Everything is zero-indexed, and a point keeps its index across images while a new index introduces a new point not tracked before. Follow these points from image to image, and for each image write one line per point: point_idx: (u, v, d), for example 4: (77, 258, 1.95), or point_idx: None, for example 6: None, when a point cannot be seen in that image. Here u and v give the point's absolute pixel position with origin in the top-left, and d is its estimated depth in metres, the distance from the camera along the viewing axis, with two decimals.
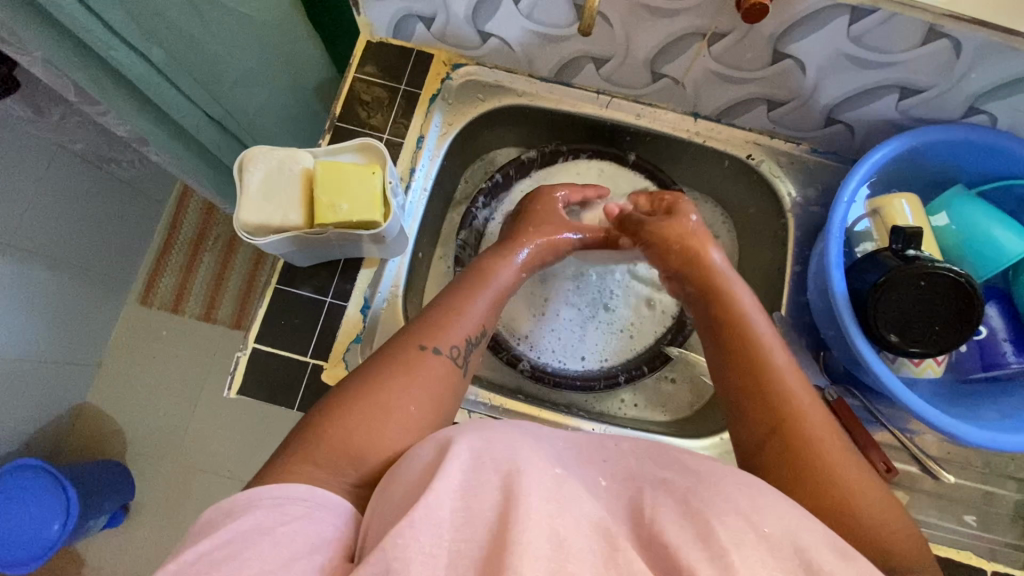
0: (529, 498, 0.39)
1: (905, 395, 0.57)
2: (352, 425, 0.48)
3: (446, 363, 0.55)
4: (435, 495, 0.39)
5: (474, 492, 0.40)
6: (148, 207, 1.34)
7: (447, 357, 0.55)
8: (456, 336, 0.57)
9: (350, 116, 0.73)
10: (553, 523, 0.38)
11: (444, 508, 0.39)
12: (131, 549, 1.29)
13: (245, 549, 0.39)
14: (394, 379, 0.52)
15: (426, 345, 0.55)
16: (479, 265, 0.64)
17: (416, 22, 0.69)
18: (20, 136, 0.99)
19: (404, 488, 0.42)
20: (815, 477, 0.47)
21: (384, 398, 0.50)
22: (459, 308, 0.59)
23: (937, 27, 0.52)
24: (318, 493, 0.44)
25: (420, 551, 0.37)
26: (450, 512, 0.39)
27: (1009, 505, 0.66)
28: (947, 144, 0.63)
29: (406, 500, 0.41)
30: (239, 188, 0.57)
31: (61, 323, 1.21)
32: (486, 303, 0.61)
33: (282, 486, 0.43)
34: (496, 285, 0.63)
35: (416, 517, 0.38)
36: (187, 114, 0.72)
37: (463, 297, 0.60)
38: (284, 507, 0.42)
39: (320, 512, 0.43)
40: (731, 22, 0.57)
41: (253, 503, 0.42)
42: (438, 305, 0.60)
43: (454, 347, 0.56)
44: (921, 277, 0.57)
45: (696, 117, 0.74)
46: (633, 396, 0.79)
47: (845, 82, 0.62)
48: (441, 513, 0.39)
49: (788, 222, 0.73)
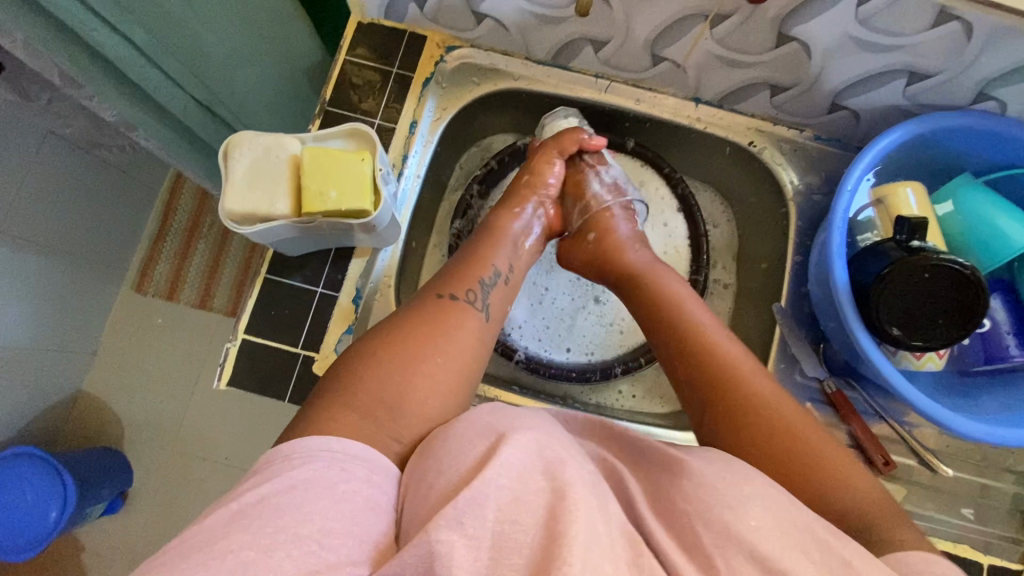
0: (554, 497, 0.39)
1: (907, 389, 0.56)
2: (389, 376, 0.50)
3: (473, 313, 0.59)
4: (487, 477, 0.40)
5: (524, 479, 0.41)
6: (140, 193, 1.32)
7: (473, 305, 0.59)
8: (479, 281, 0.61)
9: (341, 100, 0.70)
10: (583, 512, 0.38)
11: (491, 494, 0.39)
12: (129, 536, 1.29)
13: (307, 503, 0.39)
14: (425, 332, 0.54)
15: (450, 294, 0.59)
16: (491, 222, 0.68)
17: (408, 2, 0.67)
18: (6, 120, 0.97)
19: (439, 475, 0.42)
20: (785, 448, 0.48)
21: (416, 352, 0.53)
22: (481, 257, 0.64)
23: (948, 9, 0.50)
24: (374, 455, 0.45)
25: (463, 536, 0.37)
26: (496, 496, 0.39)
27: (1006, 498, 0.66)
28: (954, 131, 0.62)
29: (443, 490, 0.41)
30: (224, 175, 0.55)
31: (55, 311, 1.20)
32: (506, 253, 0.66)
33: (342, 440, 0.45)
34: (513, 236, 0.67)
35: (463, 500, 0.38)
36: (173, 98, 0.70)
37: (485, 246, 0.65)
38: (344, 464, 0.43)
39: (377, 476, 0.44)
40: (734, 3, 0.55)
41: (314, 454, 0.43)
42: (461, 259, 0.64)
43: (477, 295, 0.60)
44: (926, 268, 0.56)
45: (697, 102, 0.72)
46: (631, 388, 0.78)
47: (851, 66, 0.60)
48: (486, 495, 0.39)
49: (790, 211, 0.72)
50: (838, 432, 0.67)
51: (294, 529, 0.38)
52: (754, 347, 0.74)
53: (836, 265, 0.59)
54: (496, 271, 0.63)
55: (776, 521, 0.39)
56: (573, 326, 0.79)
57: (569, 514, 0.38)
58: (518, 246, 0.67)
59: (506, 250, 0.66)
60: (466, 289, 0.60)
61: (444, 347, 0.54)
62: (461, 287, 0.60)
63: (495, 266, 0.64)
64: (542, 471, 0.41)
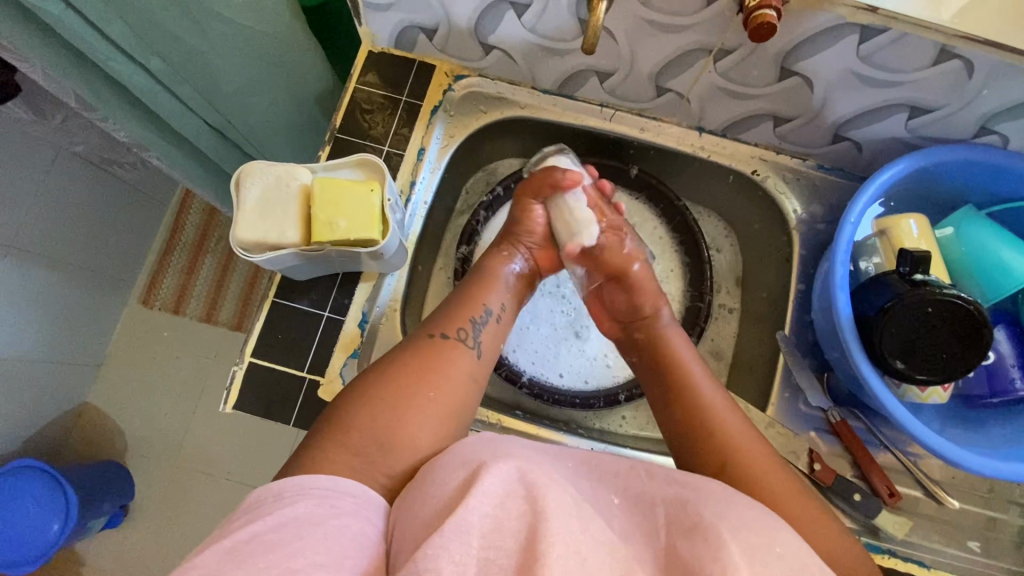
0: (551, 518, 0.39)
1: (913, 425, 0.56)
2: (377, 414, 0.51)
3: (466, 352, 0.59)
4: (470, 503, 0.40)
5: (504, 505, 0.41)
6: (150, 209, 1.34)
7: (464, 344, 0.60)
8: (470, 320, 0.61)
9: (350, 126, 0.72)
10: (565, 533, 0.39)
11: (474, 519, 0.40)
12: (130, 551, 1.29)
13: (298, 538, 0.40)
14: (417, 371, 0.55)
15: (441, 333, 0.59)
16: (482, 263, 0.68)
17: (418, 33, 0.68)
18: (23, 139, 0.99)
19: (430, 504, 0.43)
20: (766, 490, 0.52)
21: (410, 388, 0.54)
22: (474, 296, 0.64)
23: (949, 48, 0.51)
24: (364, 491, 0.46)
25: (450, 561, 0.37)
26: (479, 521, 0.40)
27: (1013, 531, 0.65)
28: (954, 166, 0.62)
29: (432, 517, 0.42)
30: (236, 205, 0.56)
31: (63, 324, 1.21)
32: (499, 292, 0.66)
33: (331, 477, 0.46)
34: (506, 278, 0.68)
35: (448, 526, 0.39)
36: (185, 122, 0.72)
37: (477, 286, 0.65)
38: (332, 501, 0.44)
39: (365, 510, 0.45)
40: (737, 38, 0.56)
41: (302, 492, 0.44)
42: (454, 298, 0.64)
43: (469, 333, 0.61)
44: (929, 304, 0.56)
45: (700, 131, 0.73)
46: (634, 413, 0.78)
47: (853, 99, 0.61)
48: (471, 522, 0.39)
49: (793, 239, 0.72)
50: (842, 462, 0.66)
51: (288, 564, 0.38)
52: (758, 373, 0.74)
53: (839, 298, 0.59)
54: (488, 310, 0.64)
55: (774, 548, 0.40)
56: (570, 351, 0.79)
57: (555, 539, 0.38)
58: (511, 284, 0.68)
59: (500, 290, 0.66)
60: (457, 328, 0.60)
61: (437, 387, 0.55)
62: (452, 326, 0.60)
63: (488, 305, 0.64)
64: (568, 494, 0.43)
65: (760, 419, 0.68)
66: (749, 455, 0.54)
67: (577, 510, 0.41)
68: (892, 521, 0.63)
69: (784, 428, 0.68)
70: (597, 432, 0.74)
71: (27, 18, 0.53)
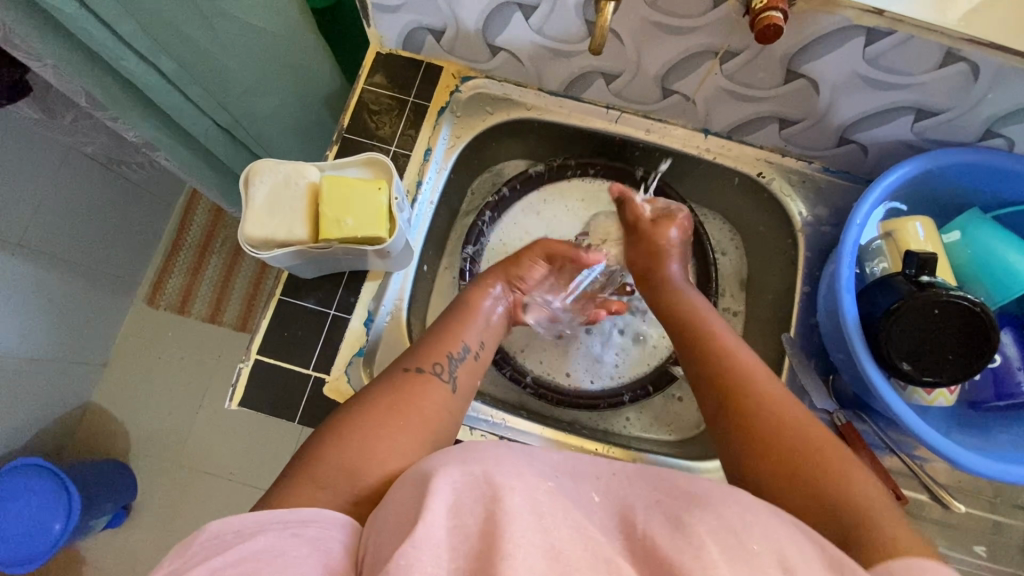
0: (520, 518, 0.38)
1: (918, 426, 0.55)
2: (346, 444, 0.48)
3: (440, 386, 0.57)
4: (430, 515, 0.38)
5: (466, 512, 0.40)
6: (157, 209, 1.35)
7: (440, 378, 0.57)
8: (446, 355, 0.59)
9: (358, 126, 0.72)
10: (537, 536, 0.38)
11: (440, 529, 0.38)
12: (131, 550, 1.29)
13: (258, 569, 0.37)
14: (387, 405, 0.52)
15: (415, 367, 0.57)
16: (461, 300, 0.67)
17: (426, 34, 0.69)
18: (33, 138, 1.00)
19: (398, 510, 0.41)
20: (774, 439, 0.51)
21: (379, 421, 0.51)
22: (452, 332, 0.62)
23: (955, 51, 0.51)
24: (325, 513, 0.43)
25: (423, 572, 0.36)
26: (446, 534, 0.38)
27: (1018, 536, 0.65)
28: (960, 168, 0.62)
29: (398, 524, 0.40)
30: (244, 202, 0.57)
31: (69, 323, 1.22)
32: (477, 328, 0.64)
33: (293, 508, 0.43)
34: (486, 314, 0.66)
35: (416, 538, 0.37)
36: (194, 121, 0.73)
37: (454, 322, 0.64)
38: (295, 529, 0.41)
39: (329, 531, 0.42)
40: (743, 41, 0.57)
41: (261, 524, 0.41)
42: (431, 333, 0.62)
43: (444, 367, 0.58)
44: (936, 304, 0.56)
45: (705, 134, 0.73)
46: (639, 415, 0.78)
47: (859, 102, 0.61)
48: (438, 535, 0.38)
49: (798, 241, 0.72)
50: None
51: None
52: None
53: (845, 299, 0.59)
54: (466, 346, 0.62)
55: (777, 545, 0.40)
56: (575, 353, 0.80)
57: (523, 548, 0.36)
58: (490, 322, 0.66)
59: (479, 326, 0.65)
60: (433, 362, 0.58)
61: (409, 418, 0.52)
62: (427, 360, 0.58)
63: (466, 342, 0.62)
64: (544, 488, 0.42)
65: None
66: (778, 404, 0.54)
67: (546, 504, 0.40)
68: None
69: None
70: (601, 433, 0.74)
71: (40, 16, 0.54)
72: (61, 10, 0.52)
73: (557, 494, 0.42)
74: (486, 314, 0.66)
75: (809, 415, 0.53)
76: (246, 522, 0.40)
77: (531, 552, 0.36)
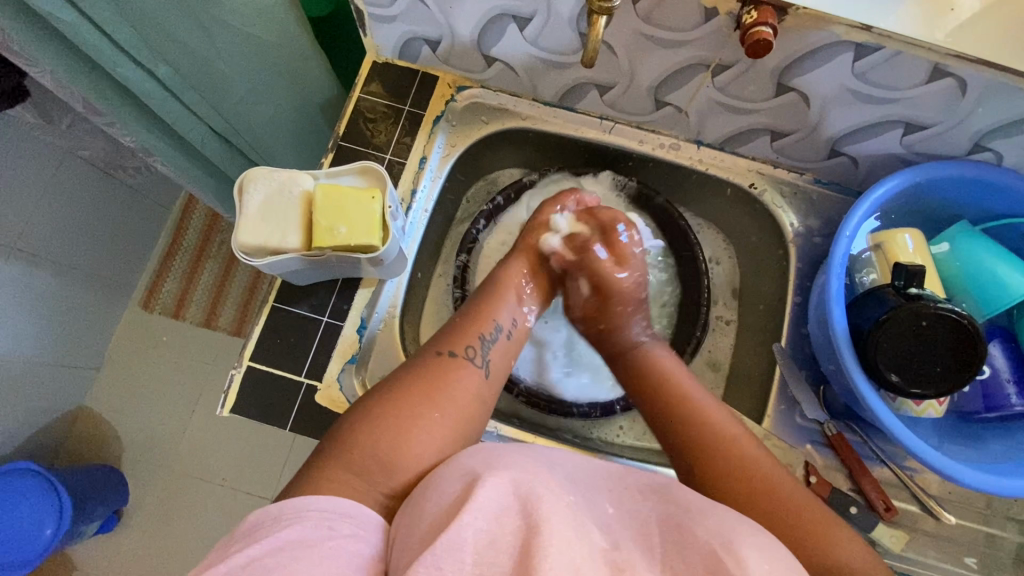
0: (549, 525, 0.40)
1: (907, 437, 0.56)
2: (381, 434, 0.50)
3: (474, 371, 0.58)
4: (463, 519, 0.40)
5: (499, 519, 0.41)
6: (153, 214, 1.35)
7: (473, 363, 0.58)
8: (478, 338, 0.60)
9: (353, 134, 0.73)
10: (562, 547, 0.39)
11: (471, 532, 0.40)
12: (122, 556, 1.28)
13: (293, 562, 0.38)
14: (422, 391, 0.54)
15: (449, 350, 0.58)
16: (493, 276, 0.68)
17: (422, 45, 0.70)
18: (30, 142, 1.00)
19: (427, 514, 0.42)
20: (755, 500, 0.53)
21: (414, 408, 0.52)
22: (483, 313, 0.63)
23: (942, 66, 0.52)
24: (361, 511, 0.45)
25: None
26: (474, 537, 0.40)
27: (1009, 548, 0.65)
28: (949, 182, 0.63)
29: (427, 527, 0.41)
30: (238, 210, 0.57)
31: (63, 326, 1.22)
32: (509, 308, 0.65)
33: (330, 498, 0.44)
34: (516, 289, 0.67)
35: (443, 543, 0.39)
36: (191, 127, 0.73)
37: (488, 302, 0.64)
38: (330, 522, 0.43)
39: (363, 530, 0.44)
40: (735, 55, 0.57)
41: (300, 513, 0.42)
42: (463, 315, 0.63)
43: (477, 351, 0.60)
44: (924, 317, 0.57)
45: (698, 144, 0.74)
46: (631, 423, 0.78)
47: (850, 115, 0.61)
48: (465, 538, 0.39)
49: (790, 252, 0.73)
50: (839, 475, 0.66)
51: None
52: (755, 385, 0.74)
53: (835, 310, 0.59)
54: (497, 328, 0.63)
55: (761, 554, 0.41)
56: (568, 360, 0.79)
57: (554, 561, 0.38)
58: (522, 301, 0.67)
59: (510, 304, 0.66)
60: (465, 345, 0.59)
61: (442, 404, 0.54)
62: (460, 343, 0.59)
63: (497, 322, 0.63)
64: (564, 501, 0.43)
65: (757, 431, 0.68)
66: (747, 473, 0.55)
67: (572, 517, 0.42)
68: (889, 533, 0.63)
69: (780, 441, 0.68)
70: (594, 443, 0.73)
71: (37, 23, 0.54)
72: (59, 17, 0.52)
73: (576, 509, 0.43)
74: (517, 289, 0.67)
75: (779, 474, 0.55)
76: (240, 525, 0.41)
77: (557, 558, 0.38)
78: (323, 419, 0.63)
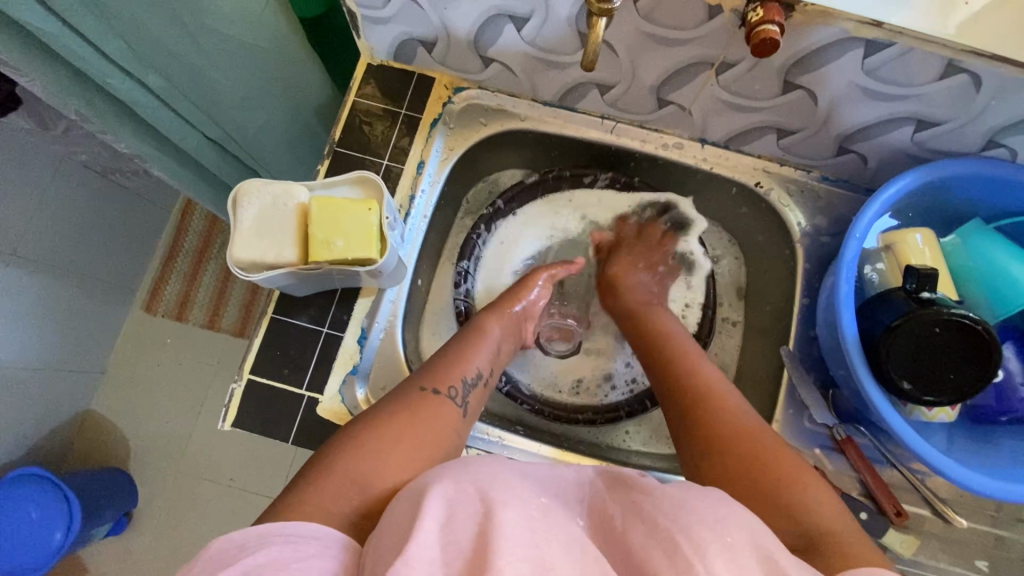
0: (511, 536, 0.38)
1: (919, 446, 0.55)
2: (360, 455, 0.48)
3: (452, 409, 0.56)
4: (424, 532, 0.38)
5: (458, 523, 0.39)
6: (152, 216, 1.34)
7: (453, 401, 0.57)
8: (461, 379, 0.59)
9: (349, 140, 0.71)
10: (530, 550, 0.37)
11: (432, 544, 0.37)
12: (132, 557, 1.29)
13: None
14: (404, 418, 0.52)
15: (432, 387, 0.57)
16: (473, 323, 0.67)
17: (417, 46, 0.68)
18: (26, 148, 0.99)
19: (391, 527, 0.40)
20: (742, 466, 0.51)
21: (394, 432, 0.51)
22: (463, 355, 0.62)
23: (956, 62, 0.50)
24: (328, 531, 0.42)
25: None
26: (439, 549, 0.37)
27: (1019, 549, 0.64)
28: (963, 179, 0.61)
29: (390, 541, 0.39)
30: (233, 224, 0.56)
31: (66, 332, 1.21)
32: (488, 354, 0.64)
33: (296, 523, 0.42)
34: (494, 339, 0.66)
35: (409, 555, 0.36)
36: (183, 133, 0.71)
37: (469, 345, 0.63)
38: (297, 544, 0.40)
39: (331, 548, 0.41)
40: (740, 52, 0.55)
41: (266, 539, 0.40)
42: (441, 355, 0.62)
43: (459, 391, 0.58)
44: (937, 322, 0.55)
45: (703, 143, 0.72)
46: (638, 427, 0.77)
47: (859, 112, 0.60)
48: (431, 552, 0.37)
49: (797, 252, 0.72)
50: (848, 480, 0.65)
51: None
52: (763, 389, 0.73)
53: (845, 314, 0.58)
54: (478, 371, 0.61)
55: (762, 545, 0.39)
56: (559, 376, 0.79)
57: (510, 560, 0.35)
58: (497, 352, 0.66)
59: (488, 351, 0.64)
60: (447, 384, 0.58)
61: (421, 433, 0.52)
62: (443, 382, 0.58)
63: (477, 366, 0.62)
64: (538, 503, 0.42)
65: None
66: (744, 439, 0.53)
67: (539, 519, 0.40)
68: (900, 539, 0.63)
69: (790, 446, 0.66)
70: (599, 448, 0.73)
71: (19, 33, 0.53)
72: (41, 28, 0.51)
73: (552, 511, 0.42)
74: (496, 338, 0.66)
75: (773, 439, 0.53)
76: (244, 533, 0.40)
77: (522, 559, 0.36)
78: (325, 431, 0.63)
